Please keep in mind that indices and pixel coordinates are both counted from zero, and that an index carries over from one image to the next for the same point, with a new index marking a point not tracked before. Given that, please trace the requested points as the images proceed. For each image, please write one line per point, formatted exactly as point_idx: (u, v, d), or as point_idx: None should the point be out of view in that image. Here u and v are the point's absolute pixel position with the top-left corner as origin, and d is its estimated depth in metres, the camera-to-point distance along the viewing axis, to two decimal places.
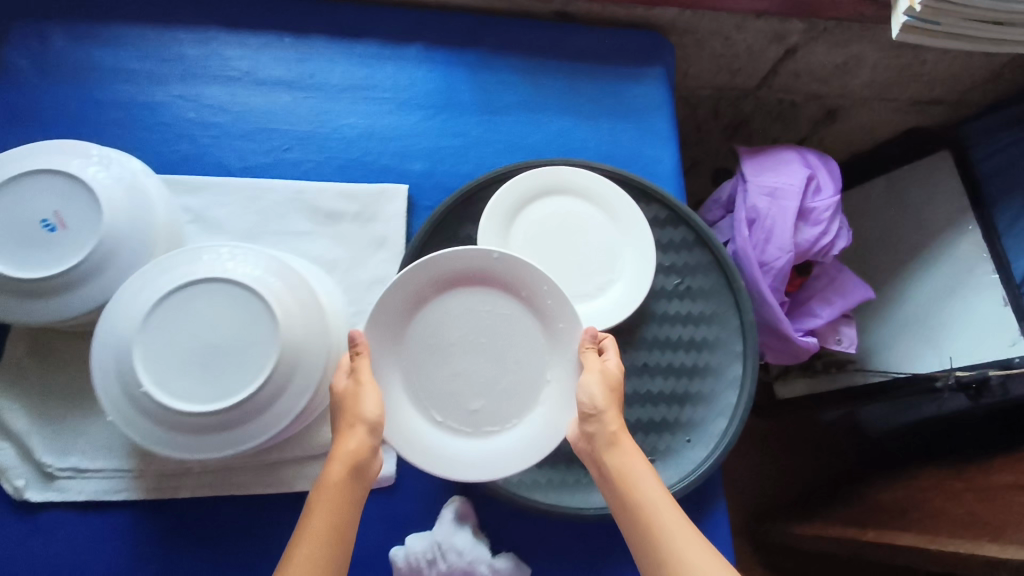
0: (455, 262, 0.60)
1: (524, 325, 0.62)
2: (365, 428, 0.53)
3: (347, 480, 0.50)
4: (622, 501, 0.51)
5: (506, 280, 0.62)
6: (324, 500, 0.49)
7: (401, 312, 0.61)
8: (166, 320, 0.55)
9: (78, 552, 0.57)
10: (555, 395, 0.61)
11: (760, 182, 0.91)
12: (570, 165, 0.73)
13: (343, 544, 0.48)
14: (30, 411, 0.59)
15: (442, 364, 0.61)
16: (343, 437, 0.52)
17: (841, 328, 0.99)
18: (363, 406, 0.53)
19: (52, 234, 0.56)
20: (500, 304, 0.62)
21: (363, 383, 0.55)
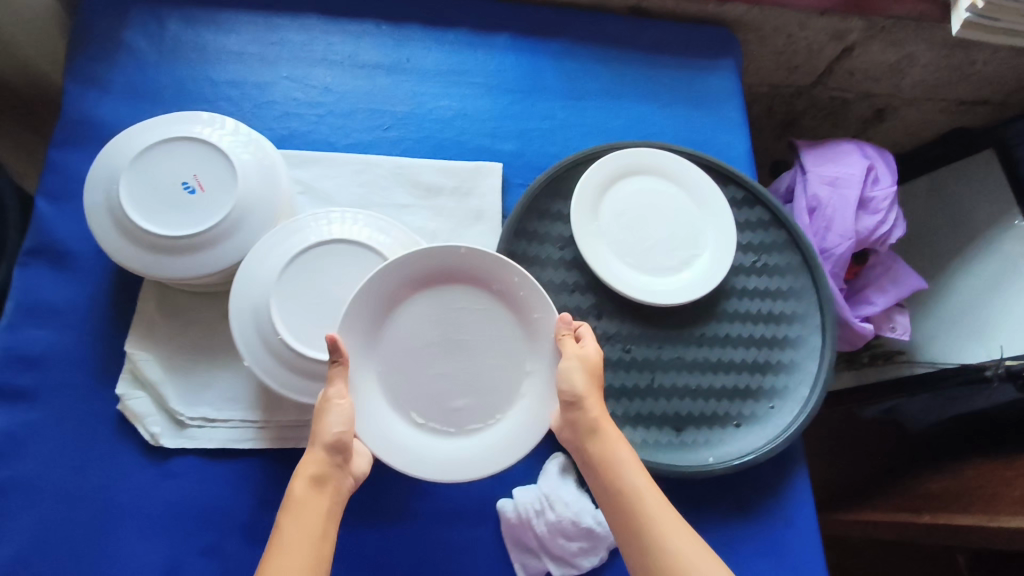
0: (431, 260, 0.59)
1: (497, 320, 0.61)
2: (324, 445, 0.50)
3: (315, 491, 0.49)
4: (612, 491, 0.51)
5: (478, 277, 0.61)
6: (308, 496, 0.48)
7: (377, 313, 0.59)
8: (300, 276, 0.59)
9: (206, 496, 0.61)
10: (535, 390, 0.60)
11: (820, 172, 0.95)
12: (655, 146, 0.77)
13: (325, 547, 0.47)
14: (162, 363, 0.63)
15: (417, 364, 0.60)
16: (310, 452, 0.50)
17: (895, 316, 1.02)
18: (327, 423, 0.51)
19: (191, 195, 0.60)
20: (476, 301, 0.61)
21: (335, 397, 0.53)
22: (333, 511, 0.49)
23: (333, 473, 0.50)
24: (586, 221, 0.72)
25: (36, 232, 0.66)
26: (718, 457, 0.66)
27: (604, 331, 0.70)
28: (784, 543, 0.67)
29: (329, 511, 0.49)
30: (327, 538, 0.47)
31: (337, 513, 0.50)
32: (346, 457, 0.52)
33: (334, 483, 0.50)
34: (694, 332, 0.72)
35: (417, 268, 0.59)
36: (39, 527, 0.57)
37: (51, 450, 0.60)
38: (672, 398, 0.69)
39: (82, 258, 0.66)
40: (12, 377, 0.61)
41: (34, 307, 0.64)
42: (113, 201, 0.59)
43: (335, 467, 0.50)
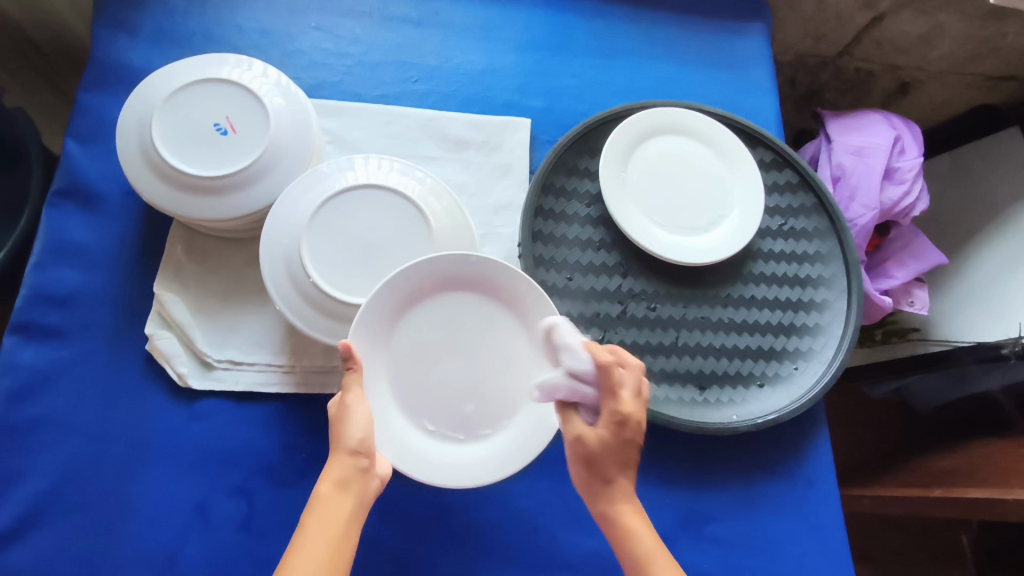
0: (449, 266, 0.58)
1: (505, 326, 0.59)
2: (348, 451, 0.48)
3: (338, 494, 0.47)
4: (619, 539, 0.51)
5: (484, 283, 0.59)
6: (331, 507, 0.46)
7: (391, 312, 0.57)
8: (332, 219, 0.59)
9: (231, 438, 0.61)
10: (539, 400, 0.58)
11: (845, 141, 0.92)
12: (685, 105, 0.76)
13: (344, 550, 0.45)
14: (189, 306, 0.63)
15: (427, 369, 0.58)
16: (333, 456, 0.48)
17: (914, 291, 0.99)
18: (349, 428, 0.48)
19: (223, 136, 0.61)
20: (484, 307, 0.60)
21: (354, 402, 0.49)
22: (356, 516, 0.47)
23: (358, 478, 0.48)
24: (614, 178, 0.71)
25: (66, 172, 0.66)
26: (741, 415, 0.66)
27: (630, 289, 0.70)
28: (804, 501, 0.67)
29: (353, 513, 0.47)
30: (348, 539, 0.46)
31: (362, 515, 0.48)
32: (373, 460, 0.49)
33: (359, 487, 0.48)
34: (719, 293, 0.71)
35: (434, 275, 0.58)
36: (71, 460, 0.59)
37: (83, 387, 0.61)
38: (696, 356, 0.69)
39: (110, 200, 0.67)
40: (44, 315, 0.62)
41: (62, 247, 0.65)
42: (146, 141, 0.60)
43: (359, 471, 0.48)
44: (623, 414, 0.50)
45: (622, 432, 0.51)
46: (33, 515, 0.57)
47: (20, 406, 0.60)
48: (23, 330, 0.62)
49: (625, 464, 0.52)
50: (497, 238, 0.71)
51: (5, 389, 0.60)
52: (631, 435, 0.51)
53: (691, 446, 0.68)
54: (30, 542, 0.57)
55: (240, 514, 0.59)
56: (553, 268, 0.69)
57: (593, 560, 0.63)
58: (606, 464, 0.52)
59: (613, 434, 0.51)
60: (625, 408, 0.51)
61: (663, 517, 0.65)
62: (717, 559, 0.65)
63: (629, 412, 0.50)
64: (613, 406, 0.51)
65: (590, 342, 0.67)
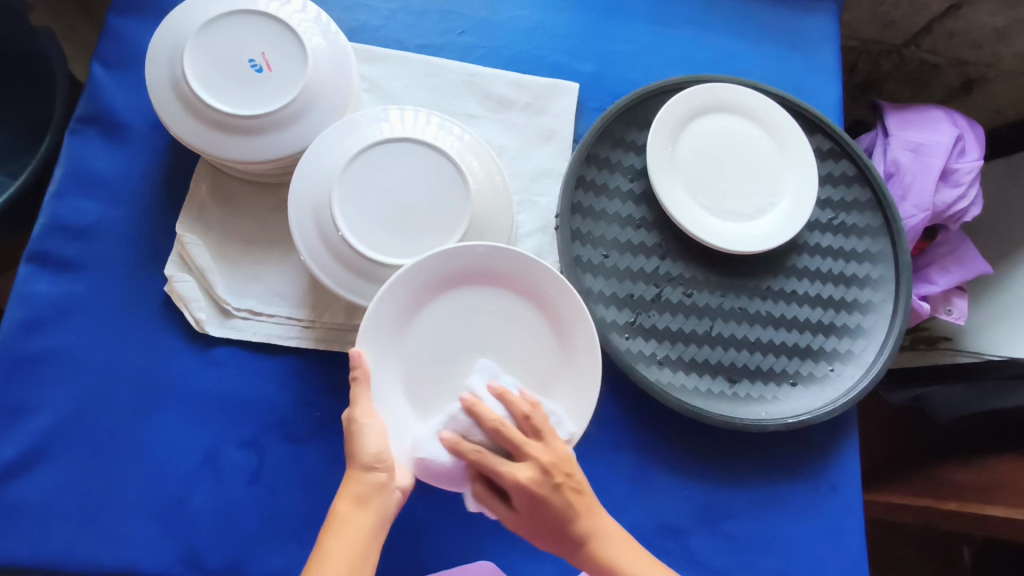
0: (463, 258, 0.55)
1: (525, 319, 0.57)
2: (363, 468, 0.48)
3: (356, 511, 0.47)
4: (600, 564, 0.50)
5: (498, 275, 0.57)
6: (345, 525, 0.46)
7: (405, 306, 0.55)
8: (364, 171, 0.56)
9: (245, 389, 0.59)
10: (565, 395, 0.55)
11: (904, 137, 0.84)
12: (744, 83, 0.72)
13: (363, 566, 0.45)
14: (210, 249, 0.61)
15: (440, 369, 0.56)
16: (350, 471, 0.48)
17: (953, 298, 0.90)
18: (364, 444, 0.48)
19: (258, 74, 0.57)
20: (502, 304, 0.58)
21: (363, 417, 0.49)
22: (376, 531, 0.47)
23: (376, 493, 0.48)
24: (661, 152, 0.67)
25: (91, 99, 0.64)
26: (771, 413, 0.64)
27: (667, 272, 0.67)
28: (826, 505, 0.65)
29: (371, 530, 0.47)
30: (367, 556, 0.46)
31: (383, 531, 0.48)
32: (391, 474, 0.49)
33: (377, 502, 0.48)
34: (759, 285, 0.68)
35: (448, 268, 0.55)
36: (81, 397, 0.58)
37: (99, 323, 0.59)
38: (729, 348, 0.66)
39: (136, 131, 0.64)
40: (61, 246, 0.61)
41: (83, 176, 0.62)
42: (177, 73, 0.57)
43: (377, 487, 0.48)
44: (523, 483, 0.47)
45: (538, 499, 0.48)
46: (42, 447, 0.56)
47: (34, 336, 0.58)
48: (40, 259, 0.60)
49: (568, 513, 0.49)
50: (533, 207, 0.68)
51: (20, 317, 0.58)
52: (550, 490, 0.49)
53: (715, 439, 0.65)
54: (37, 474, 0.56)
55: (250, 466, 0.58)
56: (589, 242, 0.66)
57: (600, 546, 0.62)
58: (552, 527, 0.50)
59: (531, 505, 0.49)
60: (524, 477, 0.48)
61: (677, 508, 0.64)
62: (730, 555, 0.63)
63: (527, 478, 0.47)
64: (513, 485, 0.48)
65: (621, 323, 0.65)
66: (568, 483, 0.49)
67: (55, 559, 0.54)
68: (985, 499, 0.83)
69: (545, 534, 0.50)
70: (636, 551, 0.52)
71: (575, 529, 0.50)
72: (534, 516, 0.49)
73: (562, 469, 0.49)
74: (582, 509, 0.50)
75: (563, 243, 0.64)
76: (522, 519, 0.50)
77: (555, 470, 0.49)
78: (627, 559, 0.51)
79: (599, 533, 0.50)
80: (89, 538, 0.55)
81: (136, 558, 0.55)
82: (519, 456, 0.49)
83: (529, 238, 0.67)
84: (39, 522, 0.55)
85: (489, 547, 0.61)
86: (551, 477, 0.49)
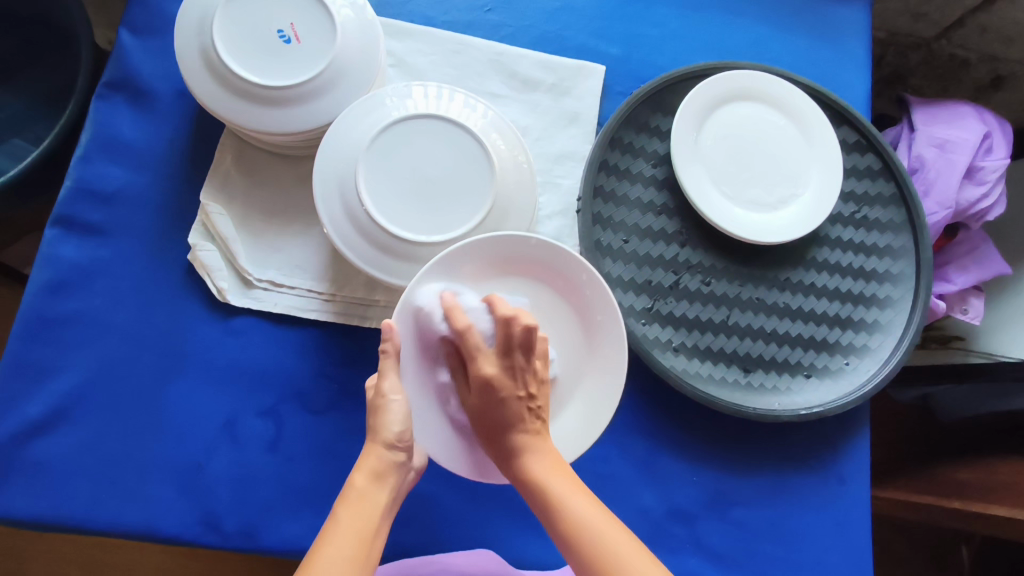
0: (502, 246, 0.55)
1: (548, 305, 0.58)
2: (384, 444, 0.48)
3: (374, 486, 0.47)
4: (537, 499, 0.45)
5: (521, 262, 0.56)
6: (359, 500, 0.46)
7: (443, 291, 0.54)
8: (388, 146, 0.56)
9: (264, 359, 0.60)
10: (588, 386, 0.57)
11: (930, 132, 0.82)
12: (773, 71, 0.71)
13: (375, 544, 0.45)
14: (234, 219, 0.61)
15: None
16: (369, 446, 0.49)
17: (969, 298, 0.88)
18: (388, 421, 0.49)
19: (286, 45, 0.57)
20: (533, 291, 0.57)
21: (391, 392, 0.49)
22: (388, 509, 0.47)
23: (394, 470, 0.48)
24: (685, 139, 0.67)
25: (119, 64, 0.64)
26: (784, 404, 0.64)
27: (686, 259, 0.67)
28: (834, 497, 0.65)
29: (385, 507, 0.47)
30: (380, 533, 0.46)
31: (393, 508, 0.48)
32: (407, 454, 0.50)
33: (393, 480, 0.48)
34: (778, 276, 0.68)
35: (487, 254, 0.54)
36: (104, 360, 0.59)
37: (121, 288, 0.60)
38: (743, 338, 0.66)
39: (162, 99, 0.64)
40: (87, 211, 0.61)
41: (109, 142, 0.62)
42: (206, 42, 0.57)
43: (396, 464, 0.48)
44: (484, 374, 0.47)
45: (494, 396, 0.48)
46: (64, 408, 0.57)
47: (58, 299, 0.59)
48: (66, 223, 0.61)
49: (517, 424, 0.48)
50: (555, 189, 0.67)
51: (46, 280, 0.59)
52: (508, 395, 0.48)
53: (728, 428, 0.66)
54: (59, 433, 0.57)
55: (268, 434, 0.58)
56: (610, 227, 0.66)
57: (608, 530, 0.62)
58: (495, 429, 0.48)
59: (486, 399, 0.48)
60: (488, 371, 0.48)
61: (688, 493, 0.64)
62: (736, 542, 0.64)
63: (491, 373, 0.47)
64: (474, 371, 0.48)
65: (638, 309, 0.65)
66: (529, 401, 0.48)
67: (77, 516, 0.56)
68: (991, 500, 0.82)
69: (484, 433, 0.49)
70: (567, 478, 0.46)
71: (515, 440, 0.47)
72: (484, 409, 0.48)
73: (528, 384, 0.48)
74: (531, 430, 0.48)
75: (584, 226, 0.64)
76: (474, 410, 0.49)
77: (515, 380, 0.48)
78: (555, 479, 0.45)
79: (539, 450, 0.47)
80: (110, 498, 0.56)
81: (155, 519, 0.56)
82: (494, 352, 0.49)
83: (549, 220, 0.67)
84: (60, 481, 0.56)
85: (499, 522, 0.62)
86: (515, 385, 0.48)
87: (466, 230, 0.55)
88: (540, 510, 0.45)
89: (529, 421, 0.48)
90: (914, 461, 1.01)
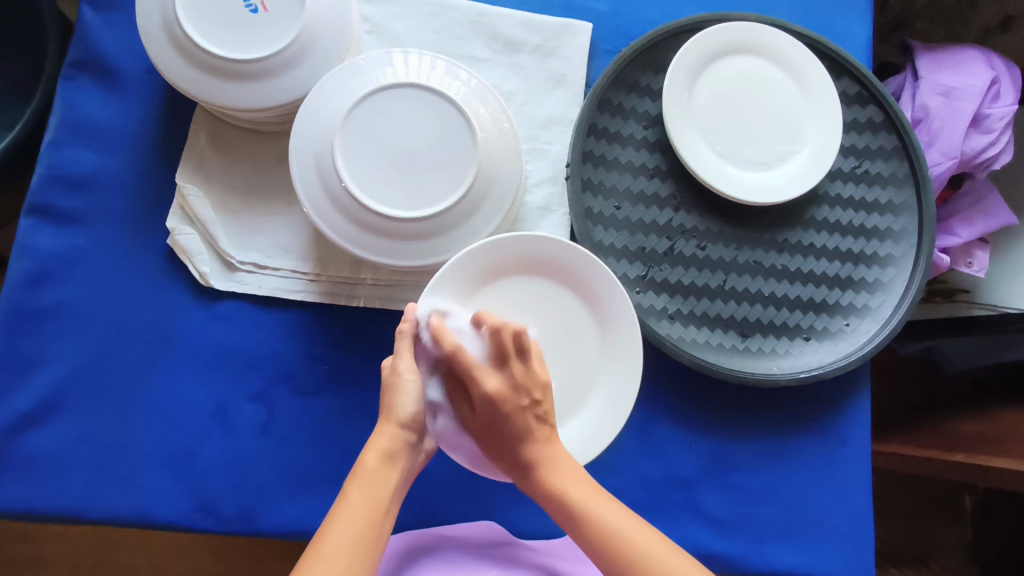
0: (522, 249, 0.57)
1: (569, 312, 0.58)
2: (399, 423, 0.47)
3: (385, 466, 0.46)
4: (570, 520, 0.44)
5: (545, 266, 0.58)
6: (362, 484, 0.45)
7: (459, 291, 0.56)
8: (368, 120, 0.53)
9: (253, 343, 0.59)
10: (605, 391, 0.58)
11: (935, 79, 0.78)
12: (769, 21, 0.67)
13: (384, 523, 0.44)
14: (212, 201, 0.59)
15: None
16: (382, 426, 0.47)
17: (974, 251, 0.85)
18: (403, 400, 0.48)
19: (254, 15, 0.54)
20: (551, 292, 0.58)
21: (407, 371, 0.48)
22: (398, 489, 0.46)
23: (405, 451, 0.47)
24: (678, 98, 0.64)
25: (81, 42, 0.61)
26: (782, 368, 0.63)
27: (680, 224, 0.65)
28: (834, 459, 0.65)
29: (396, 487, 0.46)
30: (389, 512, 0.45)
31: (402, 492, 0.47)
32: (420, 435, 0.49)
33: (404, 461, 0.47)
34: (776, 237, 0.66)
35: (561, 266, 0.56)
36: (90, 350, 0.58)
37: (103, 276, 0.59)
38: (741, 303, 0.64)
39: (130, 77, 0.61)
40: (61, 198, 0.59)
41: (78, 125, 0.60)
42: (170, 15, 0.54)
43: (407, 445, 0.47)
44: (490, 390, 0.46)
45: (499, 412, 0.46)
46: (53, 400, 0.57)
47: (38, 290, 0.58)
48: (39, 212, 0.59)
49: (527, 436, 0.46)
50: (543, 156, 0.65)
51: (25, 270, 0.58)
52: (514, 410, 0.46)
53: (728, 395, 0.65)
54: (50, 426, 0.57)
55: (260, 418, 0.58)
56: (601, 194, 0.64)
57: None
58: (508, 446, 0.47)
59: (490, 414, 0.47)
60: (490, 387, 0.46)
61: (686, 461, 0.64)
62: (737, 508, 0.64)
63: (491, 389, 0.46)
64: (479, 389, 0.47)
65: (632, 277, 0.63)
66: (536, 408, 0.47)
67: (74, 506, 0.56)
68: (993, 452, 0.81)
69: (496, 451, 0.48)
70: (591, 490, 0.45)
71: (530, 451, 0.46)
72: (491, 425, 0.47)
73: (533, 393, 0.46)
74: (541, 438, 0.46)
75: (574, 194, 0.62)
76: (483, 431, 0.48)
77: (524, 390, 0.46)
78: (571, 487, 0.45)
79: (553, 461, 0.46)
80: (105, 487, 0.56)
81: (152, 507, 0.56)
82: (493, 368, 0.48)
83: (538, 189, 0.65)
84: (56, 472, 0.56)
85: (497, 494, 0.62)
86: (518, 395, 0.46)
87: (448, 205, 0.53)
88: (574, 533, 0.44)
89: (537, 430, 0.46)
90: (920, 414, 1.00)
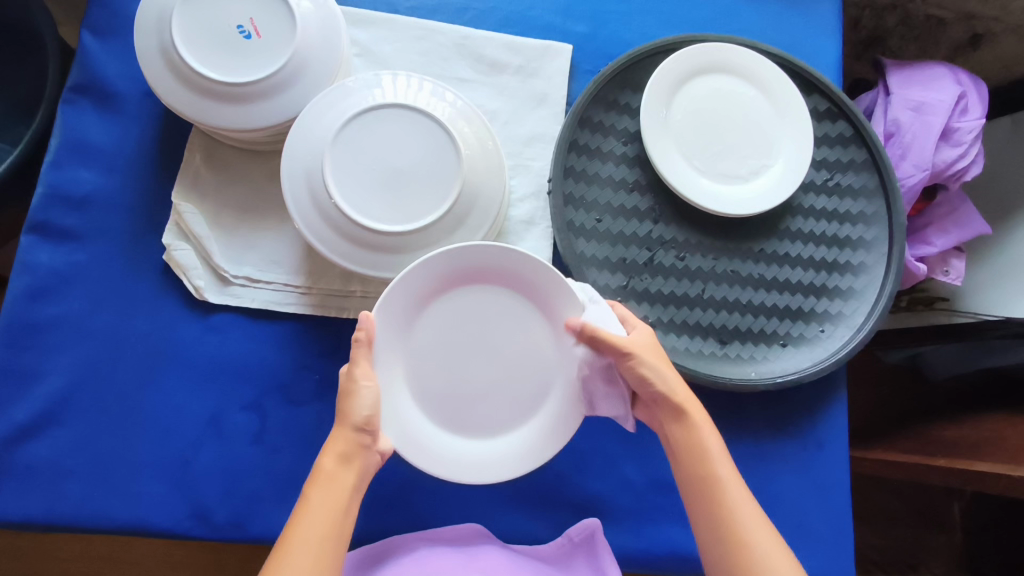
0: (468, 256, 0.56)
1: (524, 317, 0.58)
2: (353, 428, 0.49)
3: (341, 469, 0.49)
4: (692, 473, 0.53)
5: (497, 273, 0.58)
6: (321, 487, 0.48)
7: (412, 301, 0.56)
8: (355, 139, 0.56)
9: (246, 355, 0.61)
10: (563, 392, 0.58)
11: (906, 95, 0.81)
12: (741, 41, 0.70)
13: (344, 524, 0.47)
14: (207, 217, 0.61)
15: (443, 355, 0.58)
16: (337, 431, 0.50)
17: (950, 260, 0.88)
18: (357, 406, 0.49)
19: (247, 41, 0.57)
20: (506, 298, 0.58)
21: (362, 378, 0.50)
22: (357, 489, 0.49)
23: (360, 453, 0.50)
24: (655, 115, 0.67)
25: (82, 66, 0.63)
26: (760, 373, 0.65)
27: (659, 236, 0.67)
28: (812, 462, 0.67)
29: (354, 487, 0.49)
30: (349, 512, 0.48)
31: (361, 490, 0.50)
32: (375, 437, 0.51)
33: (360, 463, 0.50)
34: (752, 248, 0.68)
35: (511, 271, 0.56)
36: (88, 363, 0.60)
37: (101, 291, 0.61)
38: (720, 311, 0.67)
39: (127, 100, 0.64)
40: (60, 216, 0.62)
41: (78, 146, 0.63)
42: (166, 40, 0.57)
43: (362, 447, 0.50)
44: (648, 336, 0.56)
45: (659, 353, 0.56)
46: (51, 412, 0.59)
47: (37, 305, 0.60)
48: (39, 229, 0.61)
49: None
50: (526, 172, 0.68)
51: (25, 286, 0.60)
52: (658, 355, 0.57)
53: (708, 400, 0.67)
54: (47, 438, 0.58)
55: (252, 427, 0.60)
56: (582, 207, 0.66)
57: (585, 512, 0.64)
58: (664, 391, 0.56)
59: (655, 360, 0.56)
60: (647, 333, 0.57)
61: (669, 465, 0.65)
62: None
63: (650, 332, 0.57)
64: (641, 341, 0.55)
65: (614, 287, 0.66)
66: None
67: (71, 515, 0.57)
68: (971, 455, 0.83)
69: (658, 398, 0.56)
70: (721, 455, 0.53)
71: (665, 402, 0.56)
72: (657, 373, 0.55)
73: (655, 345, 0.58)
74: None
75: (556, 207, 0.64)
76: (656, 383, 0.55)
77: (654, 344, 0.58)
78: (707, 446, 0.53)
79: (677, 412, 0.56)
80: (101, 496, 0.58)
81: (147, 515, 0.58)
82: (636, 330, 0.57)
83: (522, 203, 0.67)
84: (52, 482, 0.58)
85: (486, 500, 0.64)
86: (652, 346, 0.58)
87: (432, 220, 0.55)
88: (690, 485, 0.53)
89: None
90: (903, 420, 1.02)
